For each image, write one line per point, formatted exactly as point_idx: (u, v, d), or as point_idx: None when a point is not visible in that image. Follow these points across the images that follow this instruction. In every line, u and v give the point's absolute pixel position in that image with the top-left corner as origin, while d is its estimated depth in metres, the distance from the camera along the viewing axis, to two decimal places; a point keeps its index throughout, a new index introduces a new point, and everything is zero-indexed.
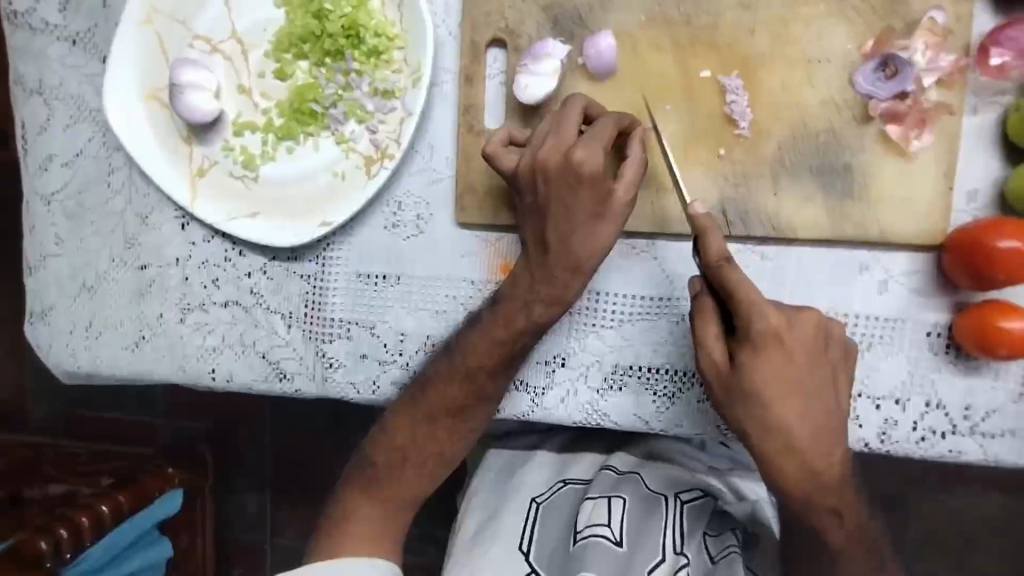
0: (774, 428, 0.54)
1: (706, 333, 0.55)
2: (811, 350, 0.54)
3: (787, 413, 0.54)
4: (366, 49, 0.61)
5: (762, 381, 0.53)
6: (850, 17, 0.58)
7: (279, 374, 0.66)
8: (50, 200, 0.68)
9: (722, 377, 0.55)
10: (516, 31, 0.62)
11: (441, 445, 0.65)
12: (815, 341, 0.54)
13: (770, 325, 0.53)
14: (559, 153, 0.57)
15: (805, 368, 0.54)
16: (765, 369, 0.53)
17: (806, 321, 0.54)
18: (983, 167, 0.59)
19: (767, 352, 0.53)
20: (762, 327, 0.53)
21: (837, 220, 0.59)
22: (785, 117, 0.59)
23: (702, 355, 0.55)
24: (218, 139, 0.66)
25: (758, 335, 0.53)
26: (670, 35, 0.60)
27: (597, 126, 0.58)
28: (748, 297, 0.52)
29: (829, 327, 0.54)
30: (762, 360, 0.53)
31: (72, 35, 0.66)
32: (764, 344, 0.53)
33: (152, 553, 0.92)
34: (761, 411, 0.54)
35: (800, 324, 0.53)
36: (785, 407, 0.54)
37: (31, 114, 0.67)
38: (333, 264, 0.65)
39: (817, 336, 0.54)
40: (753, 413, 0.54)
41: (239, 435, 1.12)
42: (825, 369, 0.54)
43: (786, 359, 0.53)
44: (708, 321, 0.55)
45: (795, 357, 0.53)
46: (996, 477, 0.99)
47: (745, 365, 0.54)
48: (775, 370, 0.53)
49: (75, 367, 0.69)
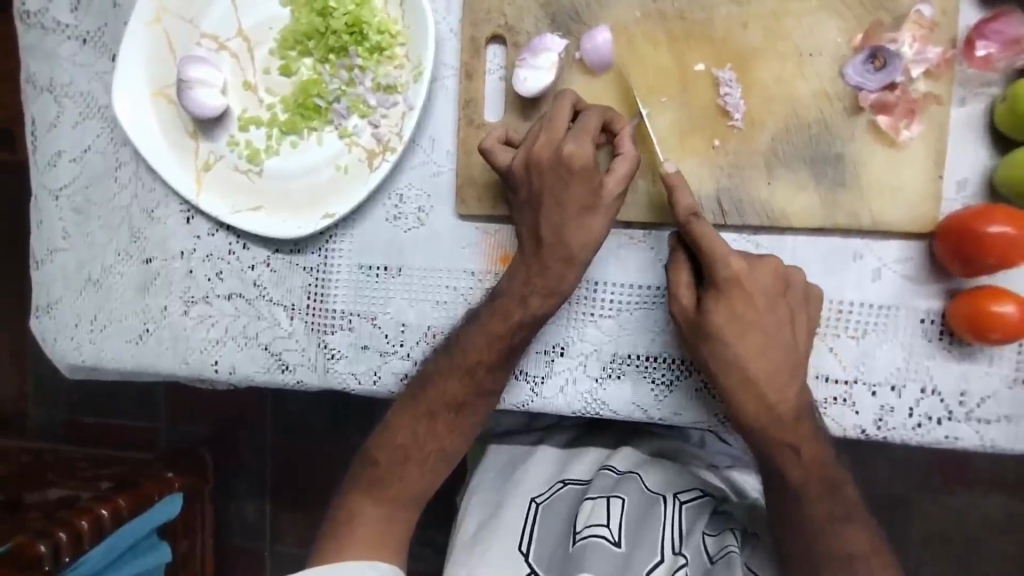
0: (733, 363, 0.59)
1: (678, 281, 0.60)
2: (771, 294, 0.58)
3: (744, 352, 0.59)
4: (369, 45, 0.63)
5: (721, 321, 0.58)
6: (840, 11, 0.60)
7: (281, 366, 0.67)
8: (58, 195, 0.69)
9: (689, 321, 0.59)
10: (515, 27, 0.64)
11: (442, 441, 0.66)
12: (775, 287, 0.58)
13: (730, 271, 0.58)
14: (550, 149, 0.59)
15: (763, 310, 0.58)
16: (724, 310, 0.58)
17: (766, 267, 0.58)
18: (971, 157, 0.60)
19: (729, 295, 0.58)
20: (722, 271, 0.58)
21: (830, 209, 0.61)
22: (777, 108, 0.61)
23: (673, 300, 0.60)
24: (223, 134, 0.67)
25: (719, 279, 0.58)
26: (664, 29, 0.62)
27: (582, 119, 0.59)
28: (710, 246, 0.57)
29: (788, 273, 0.58)
30: (723, 302, 0.58)
31: (83, 34, 0.68)
32: (725, 289, 0.58)
33: (149, 559, 0.91)
34: (720, 348, 0.59)
35: (760, 270, 0.58)
36: (742, 345, 0.59)
37: (40, 111, 0.68)
38: (335, 256, 0.66)
39: (776, 283, 0.58)
40: (713, 350, 0.59)
41: (239, 440, 1.12)
42: (784, 312, 0.58)
43: (744, 300, 0.58)
44: (680, 271, 0.60)
45: (754, 300, 0.58)
46: (996, 479, 0.99)
47: (708, 308, 0.58)
48: (733, 311, 0.58)
49: (79, 360, 0.69)
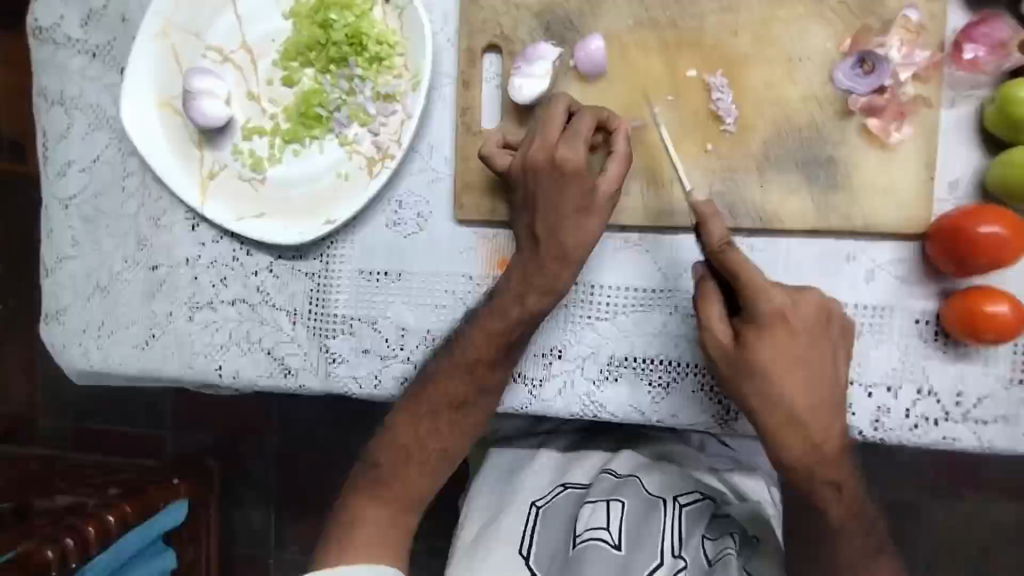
0: (783, 401, 0.59)
1: (710, 316, 0.59)
2: (815, 328, 0.58)
3: (793, 389, 0.59)
4: (368, 56, 0.65)
5: (767, 358, 0.58)
6: (829, 17, 0.61)
7: (284, 370, 0.68)
8: (68, 204, 0.71)
9: (729, 357, 0.59)
10: (510, 37, 0.65)
11: (443, 441, 0.67)
12: (817, 321, 0.59)
13: (775, 305, 0.58)
14: (544, 153, 0.60)
15: (808, 346, 0.58)
16: (771, 346, 0.58)
17: (810, 301, 0.59)
18: (962, 158, 0.61)
19: (772, 331, 0.58)
20: (766, 307, 0.58)
21: (823, 212, 0.61)
22: (768, 111, 0.62)
23: (709, 337, 0.59)
24: (228, 143, 0.69)
25: (763, 315, 0.58)
26: (657, 37, 0.63)
27: (576, 121, 0.61)
28: (751, 281, 0.57)
29: (830, 306, 0.59)
30: (770, 338, 0.58)
31: (92, 49, 0.70)
32: (770, 325, 0.58)
33: (156, 564, 0.93)
34: (765, 384, 0.59)
35: (803, 305, 0.58)
36: (790, 382, 0.59)
37: (51, 123, 0.71)
38: (336, 262, 0.67)
39: (819, 316, 0.59)
40: (758, 387, 0.59)
41: (245, 449, 1.13)
42: (826, 346, 0.59)
43: (790, 335, 0.58)
44: (711, 304, 0.59)
45: (798, 335, 0.58)
46: (1003, 485, 0.98)
47: (751, 344, 0.58)
48: (779, 347, 0.58)
49: (86, 365, 0.71)
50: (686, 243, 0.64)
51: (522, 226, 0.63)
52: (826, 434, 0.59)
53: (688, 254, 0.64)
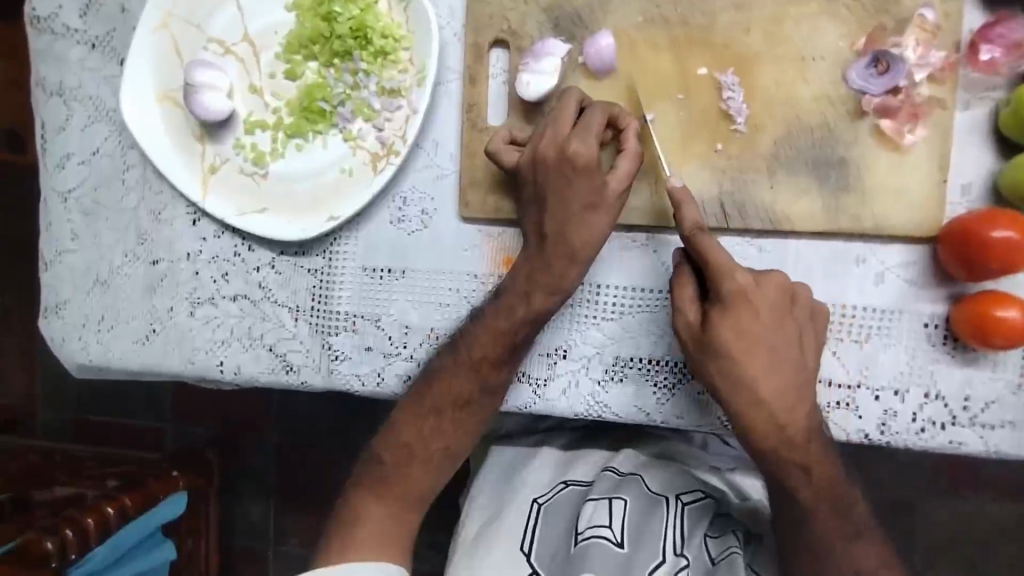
0: (745, 383, 0.57)
1: (681, 296, 0.59)
2: (778, 308, 0.57)
3: (755, 370, 0.57)
4: (373, 50, 0.64)
5: (728, 336, 0.57)
6: (842, 15, 0.60)
7: (286, 367, 0.67)
8: (67, 197, 0.70)
9: (694, 337, 0.58)
10: (517, 32, 0.64)
11: (446, 440, 0.66)
12: (781, 302, 0.57)
13: (738, 284, 0.57)
14: (555, 147, 0.59)
15: (772, 327, 0.57)
16: (732, 325, 0.57)
17: (772, 282, 0.57)
18: (975, 161, 0.60)
19: (735, 310, 0.57)
20: (728, 285, 0.57)
21: (833, 213, 0.60)
22: (780, 110, 0.61)
23: (678, 317, 0.59)
24: (229, 137, 0.68)
25: (726, 293, 0.57)
26: (667, 34, 0.62)
27: (588, 115, 0.60)
28: (715, 258, 0.57)
29: (795, 289, 0.58)
30: (731, 317, 0.57)
31: (92, 39, 0.69)
32: (733, 303, 0.57)
33: (153, 558, 0.91)
34: (726, 364, 0.57)
35: (765, 284, 0.57)
36: (753, 363, 0.57)
37: (50, 114, 0.69)
38: (339, 258, 0.67)
39: (782, 297, 0.57)
40: (720, 367, 0.58)
41: (246, 440, 1.13)
42: (791, 329, 0.57)
43: (752, 315, 0.57)
44: (685, 286, 0.59)
45: (761, 314, 0.57)
46: (1003, 484, 0.98)
47: (715, 323, 0.57)
48: (742, 326, 0.57)
49: (86, 360, 0.70)
50: None
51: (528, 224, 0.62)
52: (833, 438, 0.58)
53: None
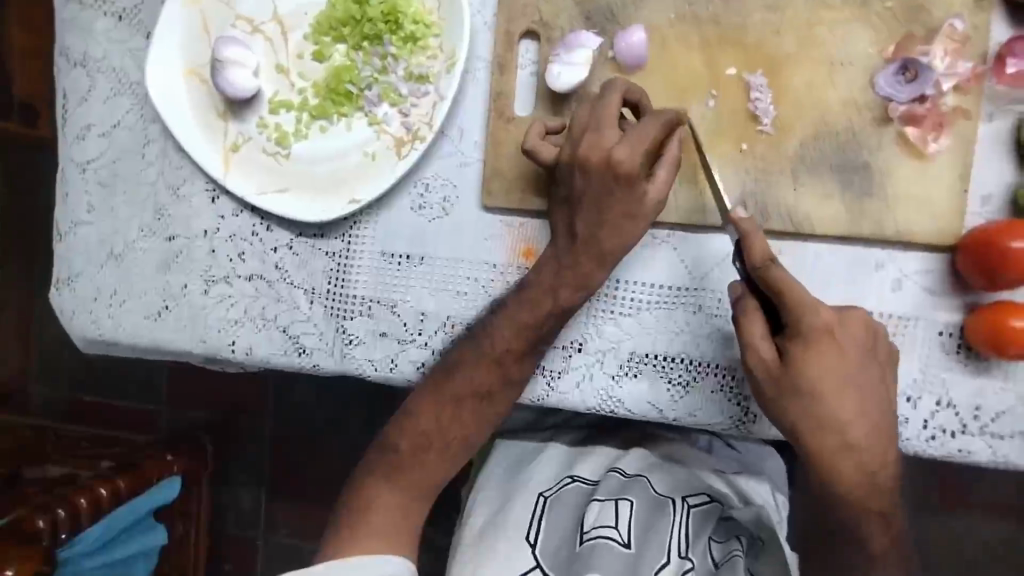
0: (829, 422, 0.56)
1: (753, 335, 0.57)
2: (861, 347, 0.56)
3: (842, 410, 0.56)
4: (403, 34, 0.64)
5: (813, 375, 0.56)
6: (873, 23, 0.60)
7: (298, 349, 0.67)
8: (85, 168, 0.69)
9: (772, 376, 0.57)
10: (549, 24, 0.64)
11: (464, 428, 0.65)
12: (866, 342, 0.56)
13: (823, 322, 0.55)
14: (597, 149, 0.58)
15: (855, 367, 0.56)
16: (816, 363, 0.56)
17: (857, 321, 0.56)
18: (996, 173, 0.60)
19: (818, 348, 0.56)
20: (815, 323, 0.55)
21: (856, 218, 0.61)
22: (808, 114, 0.61)
23: (751, 354, 0.57)
24: (253, 116, 0.67)
25: (811, 330, 0.55)
26: (699, 33, 0.63)
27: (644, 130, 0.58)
28: (799, 294, 0.55)
29: (877, 329, 0.57)
30: (815, 354, 0.56)
31: (119, 11, 0.68)
32: (815, 340, 0.56)
33: (143, 542, 0.90)
34: (811, 405, 0.56)
35: (852, 322, 0.56)
36: (838, 402, 0.56)
37: (73, 84, 0.69)
38: (357, 242, 0.67)
39: (868, 336, 0.56)
40: (803, 405, 0.56)
41: (238, 425, 1.18)
42: (876, 368, 0.57)
43: (837, 354, 0.56)
44: (755, 323, 0.57)
45: (845, 352, 0.56)
46: (997, 502, 1.02)
47: (796, 361, 0.56)
48: (826, 364, 0.56)
49: (95, 334, 0.69)
50: (713, 242, 0.63)
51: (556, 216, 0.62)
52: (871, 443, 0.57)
53: (715, 254, 0.63)
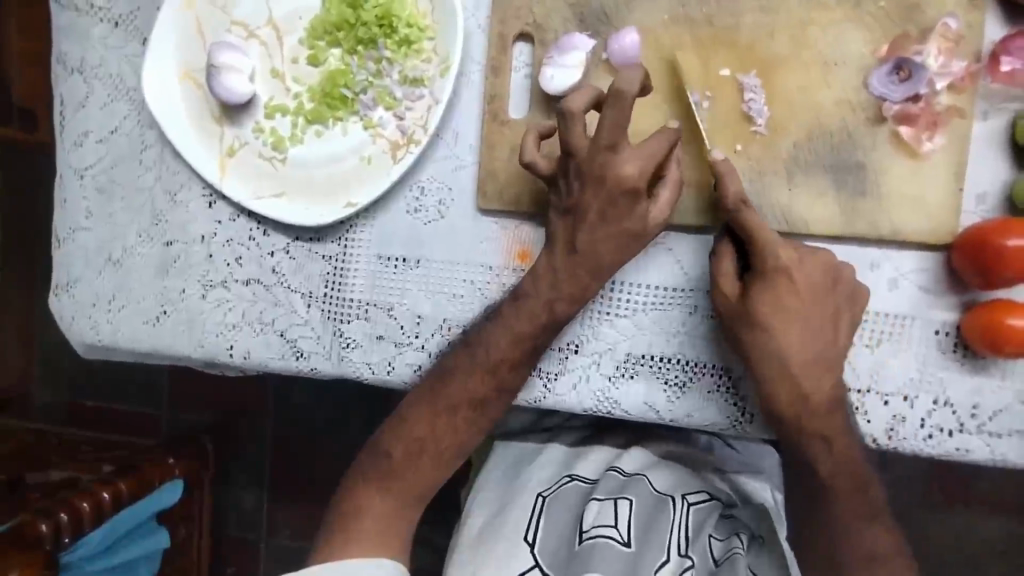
0: (772, 353, 0.58)
1: (721, 270, 0.59)
2: (817, 287, 0.57)
3: (787, 343, 0.58)
4: (397, 38, 0.64)
5: (763, 308, 0.57)
6: (867, 22, 0.60)
7: (296, 353, 0.67)
8: (82, 174, 0.70)
9: (729, 310, 0.59)
10: (543, 26, 0.65)
11: (458, 434, 0.66)
12: (823, 283, 0.57)
13: (778, 260, 0.57)
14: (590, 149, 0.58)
15: (808, 303, 0.57)
16: (766, 298, 0.57)
17: (817, 261, 0.57)
18: (991, 171, 0.60)
19: (773, 284, 0.57)
20: (771, 261, 0.57)
21: (850, 217, 0.61)
22: (801, 114, 0.61)
23: (715, 288, 0.59)
24: (249, 120, 0.68)
25: (766, 266, 0.57)
26: (693, 34, 0.63)
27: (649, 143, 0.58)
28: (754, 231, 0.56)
29: (838, 271, 0.58)
30: (769, 291, 0.57)
31: (115, 18, 0.69)
32: (770, 276, 0.57)
33: (144, 546, 0.89)
34: (757, 337, 0.58)
35: (811, 263, 0.57)
36: (783, 334, 0.58)
37: (70, 91, 0.69)
38: (354, 246, 0.67)
39: (826, 278, 0.57)
40: (751, 337, 0.58)
41: (238, 425, 1.18)
42: (828, 308, 0.58)
43: (791, 291, 0.57)
44: (722, 259, 0.59)
45: (800, 290, 0.57)
46: (1001, 501, 1.01)
47: (749, 295, 0.58)
48: (775, 299, 0.57)
49: (95, 340, 0.70)
50: (708, 243, 0.63)
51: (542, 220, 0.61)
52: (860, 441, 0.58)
53: (710, 254, 0.63)
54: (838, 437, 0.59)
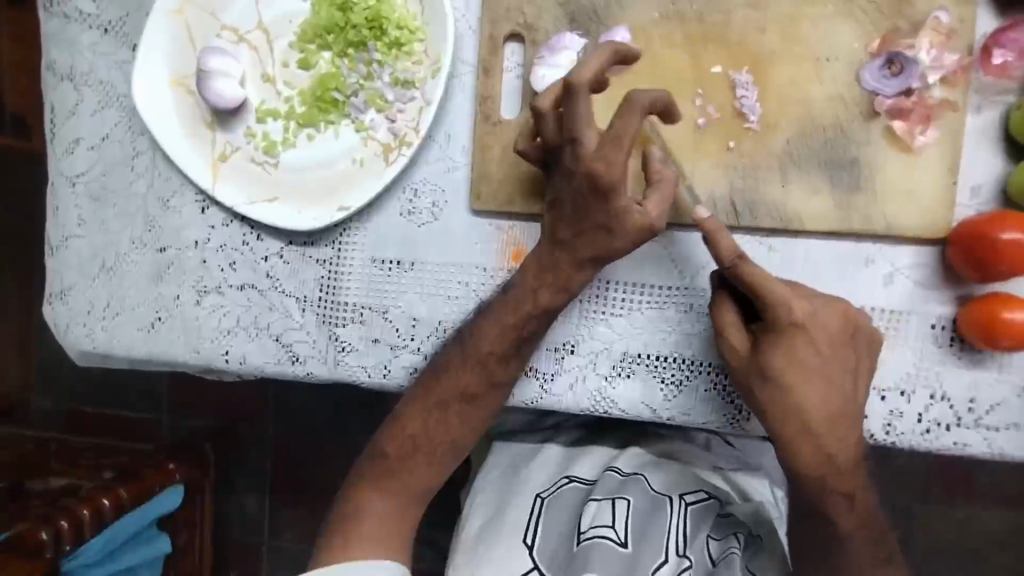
0: (791, 407, 0.57)
1: (724, 322, 0.58)
2: (835, 338, 0.56)
3: (807, 397, 0.57)
4: (388, 40, 0.64)
5: (779, 365, 0.56)
6: (858, 17, 0.60)
7: (292, 357, 0.67)
8: (75, 182, 0.70)
9: (743, 362, 0.58)
10: (533, 25, 0.64)
11: (451, 432, 0.66)
12: (841, 332, 0.56)
13: (795, 317, 0.55)
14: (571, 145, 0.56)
15: (826, 356, 0.56)
16: (782, 354, 0.56)
17: (834, 312, 0.56)
18: (986, 164, 0.60)
19: (788, 340, 0.56)
20: (786, 317, 0.55)
21: (844, 213, 0.61)
22: (794, 111, 0.61)
23: (723, 340, 0.58)
24: (241, 125, 0.67)
25: (781, 325, 0.55)
26: (684, 32, 0.62)
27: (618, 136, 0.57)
28: (765, 290, 0.55)
29: (856, 318, 0.57)
30: (783, 347, 0.56)
31: (104, 24, 0.69)
32: (786, 332, 0.56)
33: (144, 552, 0.90)
34: (776, 392, 0.57)
35: (826, 315, 0.56)
36: (803, 389, 0.57)
37: (60, 98, 0.69)
38: (348, 249, 0.67)
39: (844, 328, 0.56)
40: (769, 391, 0.57)
41: (238, 431, 1.18)
42: (847, 357, 0.57)
43: (807, 346, 0.56)
44: (725, 310, 0.58)
45: (817, 344, 0.56)
46: (1004, 493, 1.01)
47: (764, 351, 0.57)
48: (794, 355, 0.56)
49: (90, 347, 0.70)
50: (701, 240, 0.63)
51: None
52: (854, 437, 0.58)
53: (704, 252, 0.63)
54: (851, 446, 0.58)
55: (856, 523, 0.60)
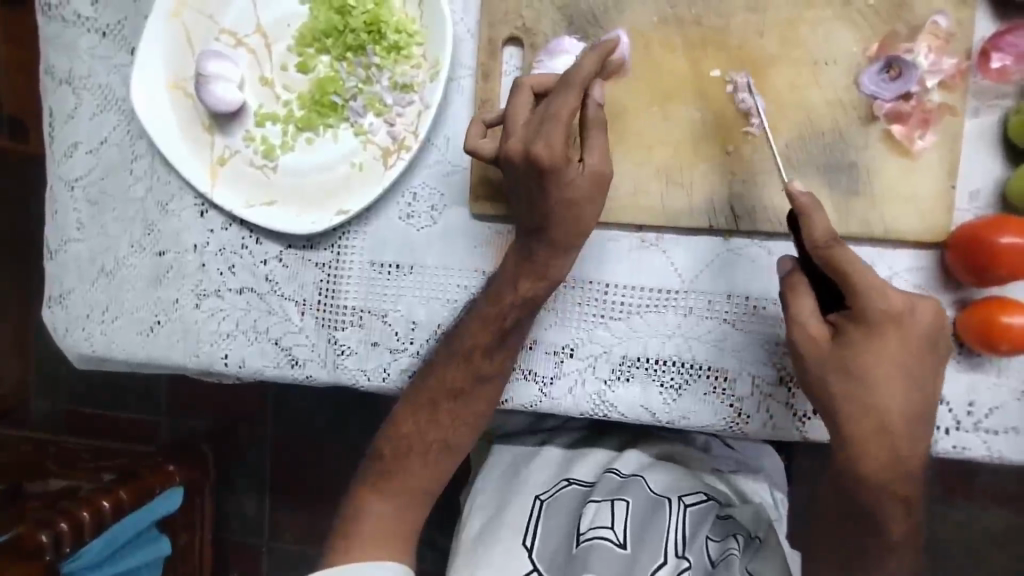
0: (874, 404, 0.56)
1: (802, 309, 0.57)
2: (926, 338, 0.55)
3: (891, 393, 0.55)
4: (387, 44, 0.64)
5: (869, 357, 0.55)
6: (855, 21, 0.60)
7: (291, 361, 0.67)
8: (73, 186, 0.70)
9: (824, 354, 0.56)
10: (532, 29, 0.64)
11: (443, 431, 0.67)
12: (930, 331, 0.55)
13: (889, 309, 0.54)
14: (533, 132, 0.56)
15: (914, 353, 0.55)
16: (873, 347, 0.55)
17: (925, 310, 0.55)
18: (984, 169, 0.60)
19: (879, 332, 0.55)
20: (880, 307, 0.54)
21: (843, 217, 0.61)
22: (793, 115, 0.61)
23: (802, 329, 0.57)
24: (240, 129, 0.68)
25: (874, 316, 0.55)
26: (682, 35, 0.62)
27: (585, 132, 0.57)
28: (858, 276, 0.54)
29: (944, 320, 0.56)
30: (876, 340, 0.55)
31: (102, 27, 0.68)
32: (878, 324, 0.55)
33: (145, 555, 0.90)
34: (863, 387, 0.56)
35: (921, 311, 0.55)
36: (889, 386, 0.55)
37: (58, 102, 0.69)
38: (347, 253, 0.67)
39: (933, 325, 0.55)
40: (854, 385, 0.56)
41: (238, 433, 1.18)
42: (932, 359, 0.56)
43: (899, 341, 0.55)
44: (801, 298, 0.57)
45: (908, 340, 0.55)
46: (1002, 491, 1.01)
47: (853, 343, 0.56)
48: (887, 349, 0.55)
49: (89, 351, 0.70)
50: (698, 245, 0.63)
51: (525, 221, 0.61)
52: None
53: (702, 257, 0.63)
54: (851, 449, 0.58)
55: (854, 525, 0.60)
